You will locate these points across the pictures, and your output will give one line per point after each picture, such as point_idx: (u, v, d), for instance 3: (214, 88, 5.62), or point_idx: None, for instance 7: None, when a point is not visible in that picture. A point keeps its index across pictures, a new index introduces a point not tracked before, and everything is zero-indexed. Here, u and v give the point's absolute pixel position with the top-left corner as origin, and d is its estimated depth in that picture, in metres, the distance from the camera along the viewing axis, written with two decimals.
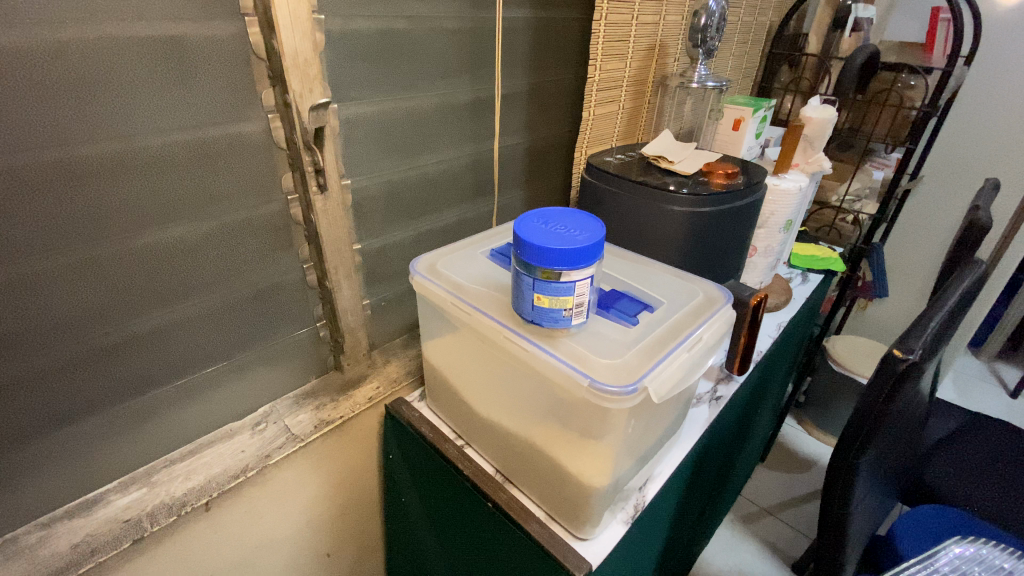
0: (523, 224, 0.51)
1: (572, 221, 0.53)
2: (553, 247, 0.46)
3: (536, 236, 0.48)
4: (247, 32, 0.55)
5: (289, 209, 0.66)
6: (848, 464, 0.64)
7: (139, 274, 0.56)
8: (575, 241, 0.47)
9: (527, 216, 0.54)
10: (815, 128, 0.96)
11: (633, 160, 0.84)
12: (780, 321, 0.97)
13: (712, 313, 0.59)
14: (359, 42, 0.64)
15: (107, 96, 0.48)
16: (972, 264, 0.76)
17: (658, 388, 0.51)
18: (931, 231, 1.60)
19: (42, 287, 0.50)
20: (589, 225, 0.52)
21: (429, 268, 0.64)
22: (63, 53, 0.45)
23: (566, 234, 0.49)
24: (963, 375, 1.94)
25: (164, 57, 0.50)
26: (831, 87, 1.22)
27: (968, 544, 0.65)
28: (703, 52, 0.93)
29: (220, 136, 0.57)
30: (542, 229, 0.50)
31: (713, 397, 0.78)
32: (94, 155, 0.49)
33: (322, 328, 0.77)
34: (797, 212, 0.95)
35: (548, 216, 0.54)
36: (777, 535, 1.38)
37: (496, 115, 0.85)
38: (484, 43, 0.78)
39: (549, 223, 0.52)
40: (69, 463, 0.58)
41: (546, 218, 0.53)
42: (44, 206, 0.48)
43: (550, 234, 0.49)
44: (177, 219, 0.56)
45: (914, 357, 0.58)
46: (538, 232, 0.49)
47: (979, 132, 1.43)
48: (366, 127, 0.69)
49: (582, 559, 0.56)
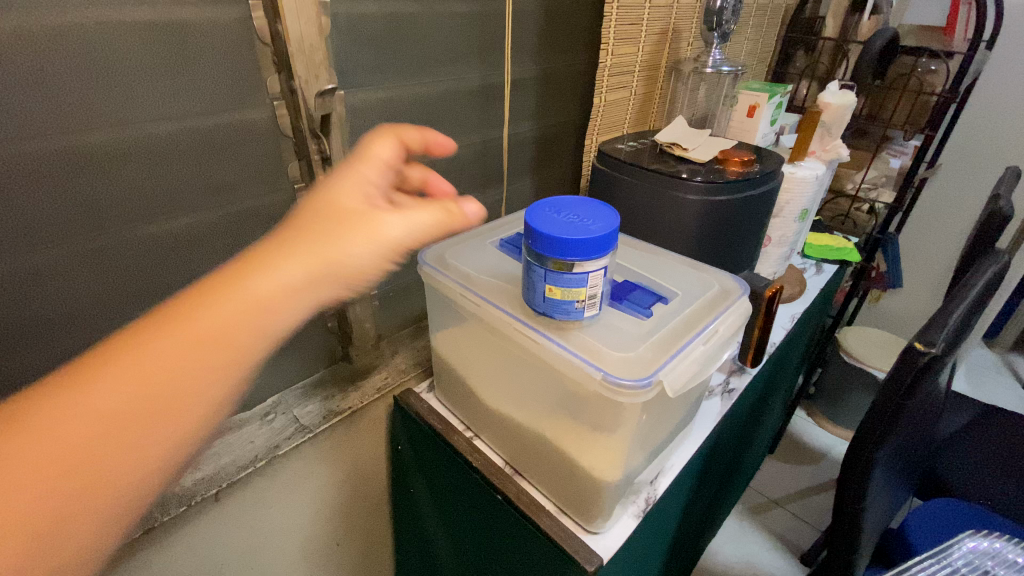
0: (532, 213, 0.50)
1: (584, 210, 0.51)
2: (567, 236, 0.45)
3: (547, 226, 0.47)
4: (250, 16, 0.54)
5: (295, 198, 0.65)
6: (863, 458, 0.63)
7: (145, 264, 0.55)
8: (588, 230, 0.46)
9: (539, 205, 0.52)
10: (834, 114, 0.93)
11: (645, 147, 0.82)
12: (793, 312, 0.95)
13: (727, 305, 0.58)
14: (364, 26, 0.62)
15: (110, 83, 0.47)
16: (994, 255, 0.74)
17: (673, 382, 0.49)
18: (948, 221, 1.56)
19: (49, 277, 0.50)
20: (601, 214, 0.51)
21: (437, 259, 0.63)
22: (64, 39, 0.44)
23: (579, 223, 0.48)
24: (977, 367, 1.91)
25: (167, 42, 0.49)
26: (848, 73, 1.19)
27: (983, 538, 0.64)
28: (718, 36, 0.91)
29: (225, 123, 0.56)
30: (554, 219, 0.49)
31: (725, 390, 0.77)
32: (98, 144, 0.49)
33: (330, 318, 0.77)
34: (812, 201, 0.93)
35: (558, 205, 0.52)
36: (786, 527, 1.38)
37: (505, 102, 0.83)
38: (492, 27, 0.76)
39: (560, 212, 0.51)
40: None
41: (558, 208, 0.52)
42: (49, 195, 0.47)
43: (562, 224, 0.48)
44: (183, 209, 0.56)
45: (935, 350, 0.56)
46: (550, 221, 0.48)
47: (1000, 118, 1.39)
48: (373, 115, 0.68)
49: (592, 553, 0.55)
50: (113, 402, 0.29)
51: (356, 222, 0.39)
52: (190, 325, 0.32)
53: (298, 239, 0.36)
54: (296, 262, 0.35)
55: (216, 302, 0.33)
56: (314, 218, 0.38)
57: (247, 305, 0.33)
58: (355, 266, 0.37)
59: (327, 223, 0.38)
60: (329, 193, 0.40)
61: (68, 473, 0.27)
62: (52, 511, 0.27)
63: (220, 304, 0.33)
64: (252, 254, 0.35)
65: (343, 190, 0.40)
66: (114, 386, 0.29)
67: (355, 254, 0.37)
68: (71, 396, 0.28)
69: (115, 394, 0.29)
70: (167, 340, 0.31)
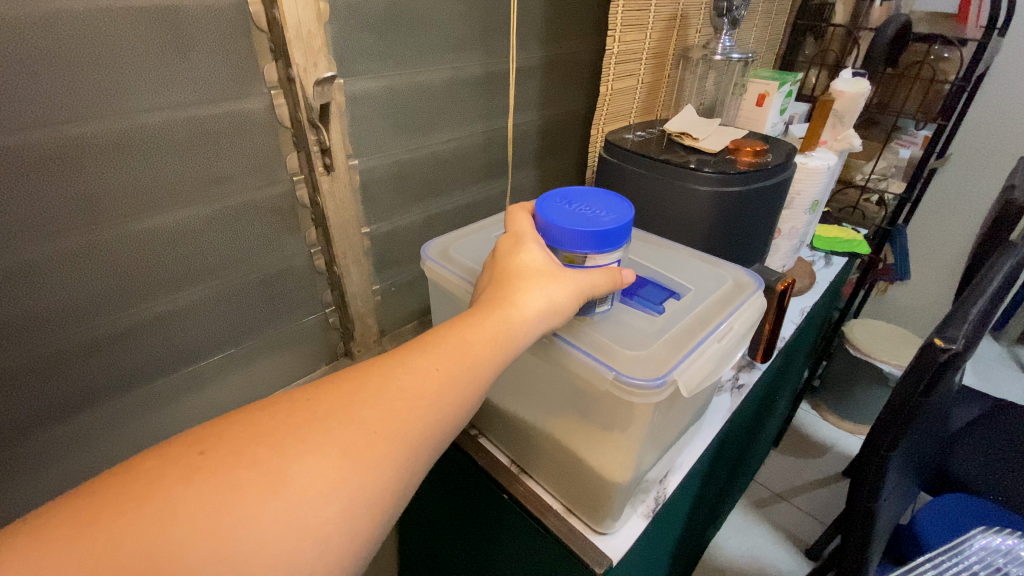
0: (542, 202, 0.48)
1: (597, 201, 0.49)
2: (579, 228, 0.43)
3: (558, 216, 0.46)
4: (246, 1, 0.51)
5: (294, 191, 0.63)
6: (879, 456, 0.61)
7: (140, 260, 0.54)
8: (601, 222, 0.45)
9: (550, 195, 0.51)
10: (847, 103, 0.91)
11: (653, 137, 0.80)
12: (803, 306, 0.94)
13: (742, 300, 0.56)
14: (363, 12, 0.60)
15: (99, 71, 0.45)
16: (1012, 248, 0.72)
17: (687, 381, 0.48)
18: (957, 212, 1.54)
19: (40, 274, 0.48)
20: (614, 205, 0.49)
21: (440, 253, 0.61)
22: (51, 26, 0.42)
23: (591, 215, 0.46)
24: (983, 360, 1.90)
25: (158, 28, 0.47)
26: (859, 60, 1.16)
27: (998, 536, 0.62)
28: (728, 22, 0.88)
29: (221, 114, 0.54)
30: (565, 210, 0.47)
31: (734, 385, 0.76)
32: (89, 136, 0.47)
33: (331, 314, 0.75)
34: (823, 191, 0.90)
35: (570, 195, 0.51)
36: (791, 521, 1.37)
37: (510, 91, 0.81)
38: (496, 14, 0.74)
39: (571, 202, 0.49)
40: (77, 452, 0.57)
41: (568, 198, 0.50)
42: (38, 189, 0.46)
43: (574, 215, 0.46)
44: (178, 203, 0.54)
45: (957, 346, 0.54)
46: (561, 213, 0.46)
47: (1011, 107, 1.37)
48: (373, 105, 0.66)
49: (602, 554, 0.54)
50: (421, 392, 0.34)
51: (558, 279, 0.42)
52: (465, 337, 0.37)
53: (524, 283, 0.41)
54: (527, 299, 0.40)
55: (480, 321, 0.39)
56: (526, 267, 0.42)
57: (495, 327, 0.38)
58: (567, 309, 0.42)
59: (536, 272, 0.42)
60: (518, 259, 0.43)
61: (390, 444, 0.32)
62: (379, 475, 0.31)
63: (484, 324, 0.38)
64: (490, 295, 0.41)
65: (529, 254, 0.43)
66: (418, 377, 0.35)
67: (568, 300, 0.42)
68: (394, 380, 0.34)
69: (422, 385, 0.35)
70: (446, 346, 0.37)
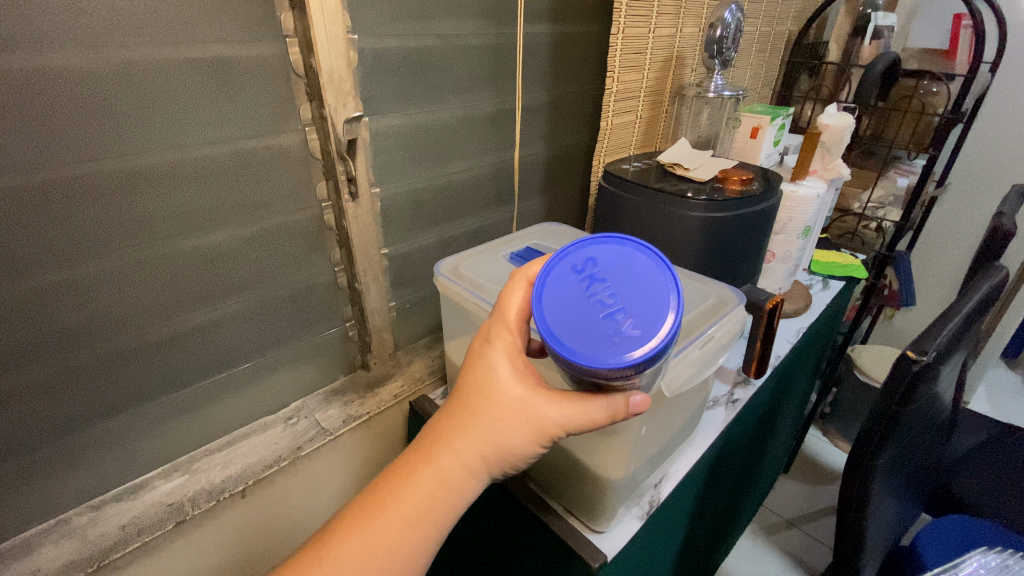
0: (550, 279, 0.43)
1: (628, 283, 0.42)
2: (608, 363, 0.38)
3: (561, 319, 0.41)
4: (287, 52, 0.60)
5: (322, 216, 0.70)
6: (865, 467, 0.64)
7: (186, 274, 0.61)
8: (624, 343, 0.39)
9: (570, 267, 0.43)
10: (832, 136, 0.96)
11: (650, 167, 0.87)
12: (799, 326, 0.98)
13: (725, 313, 0.62)
14: (387, 59, 0.68)
15: (163, 112, 0.53)
16: (992, 270, 0.75)
17: (670, 383, 0.54)
18: (959, 238, 1.57)
19: (102, 284, 0.55)
20: (655, 293, 0.41)
21: (452, 271, 0.67)
22: (126, 74, 0.50)
23: (611, 311, 0.41)
24: (998, 389, 1.88)
25: (214, 76, 0.55)
26: (851, 95, 1.24)
27: (994, 554, 0.64)
28: (719, 63, 0.97)
29: (262, 147, 0.62)
30: (590, 304, 0.41)
31: (728, 400, 0.79)
32: (151, 166, 0.54)
33: (350, 328, 0.81)
34: (815, 217, 0.96)
35: (596, 259, 0.43)
36: (802, 547, 1.36)
37: (517, 126, 0.89)
38: (505, 57, 0.82)
39: (594, 285, 0.42)
40: (119, 448, 0.63)
41: (592, 270, 0.43)
42: (105, 211, 0.53)
43: (599, 318, 0.40)
44: (220, 224, 0.61)
45: (927, 358, 0.58)
46: (588, 318, 0.41)
47: (1004, 138, 1.41)
48: (395, 139, 0.73)
49: (597, 550, 0.58)
50: (359, 542, 0.42)
51: (515, 412, 0.44)
52: (404, 502, 0.43)
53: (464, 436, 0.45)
54: (473, 433, 0.44)
55: (420, 478, 0.44)
56: (467, 400, 0.45)
57: (435, 489, 0.43)
58: (519, 453, 0.44)
59: (481, 403, 0.45)
60: (479, 373, 0.45)
61: None
62: None
63: (423, 482, 0.44)
64: (442, 425, 0.46)
65: (493, 367, 0.45)
66: (364, 549, 0.42)
67: (519, 442, 0.44)
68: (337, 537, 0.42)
69: (360, 535, 0.42)
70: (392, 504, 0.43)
